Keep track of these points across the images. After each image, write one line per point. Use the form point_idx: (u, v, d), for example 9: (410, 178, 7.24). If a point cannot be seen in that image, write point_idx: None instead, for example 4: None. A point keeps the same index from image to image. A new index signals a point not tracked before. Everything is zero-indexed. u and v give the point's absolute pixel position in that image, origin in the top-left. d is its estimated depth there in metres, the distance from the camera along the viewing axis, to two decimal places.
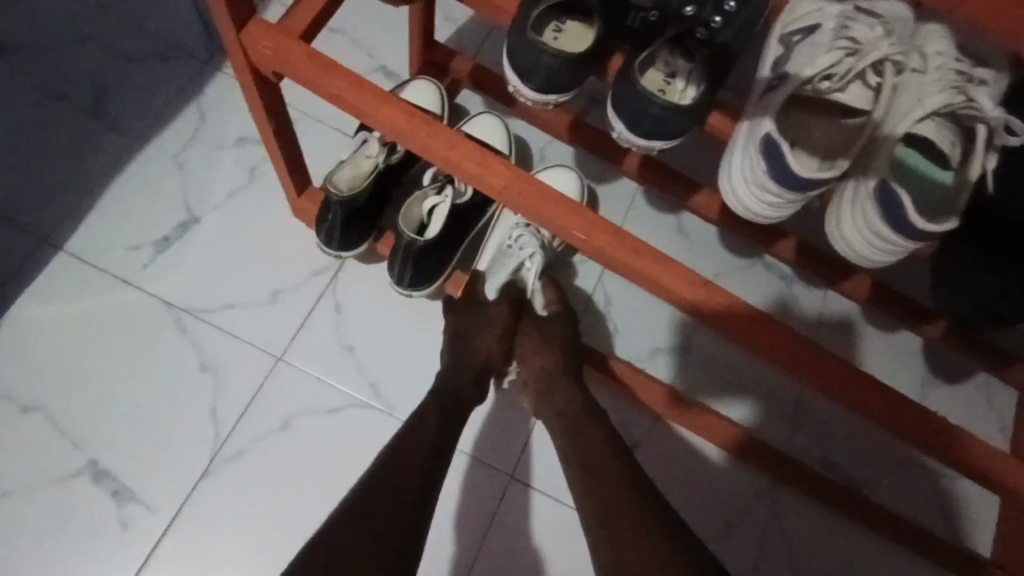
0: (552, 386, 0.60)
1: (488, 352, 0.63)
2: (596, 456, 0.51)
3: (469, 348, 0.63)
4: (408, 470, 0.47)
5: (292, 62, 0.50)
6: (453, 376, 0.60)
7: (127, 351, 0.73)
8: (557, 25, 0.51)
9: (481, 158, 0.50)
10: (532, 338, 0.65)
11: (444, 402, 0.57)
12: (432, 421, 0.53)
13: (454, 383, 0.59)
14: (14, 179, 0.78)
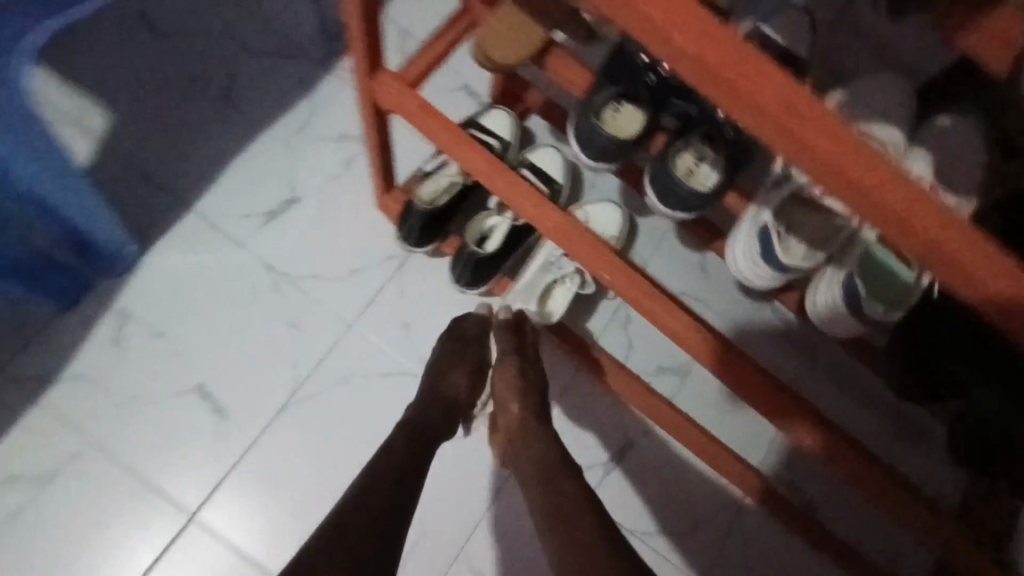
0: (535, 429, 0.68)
1: (457, 388, 0.76)
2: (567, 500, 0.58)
3: (441, 385, 0.76)
4: (383, 485, 0.60)
5: (406, 106, 0.65)
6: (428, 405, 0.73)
7: (234, 299, 0.90)
8: (616, 106, 0.63)
9: (540, 204, 0.65)
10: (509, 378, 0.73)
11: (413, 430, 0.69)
12: (400, 452, 0.65)
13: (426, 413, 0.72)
14: (157, 142, 0.94)
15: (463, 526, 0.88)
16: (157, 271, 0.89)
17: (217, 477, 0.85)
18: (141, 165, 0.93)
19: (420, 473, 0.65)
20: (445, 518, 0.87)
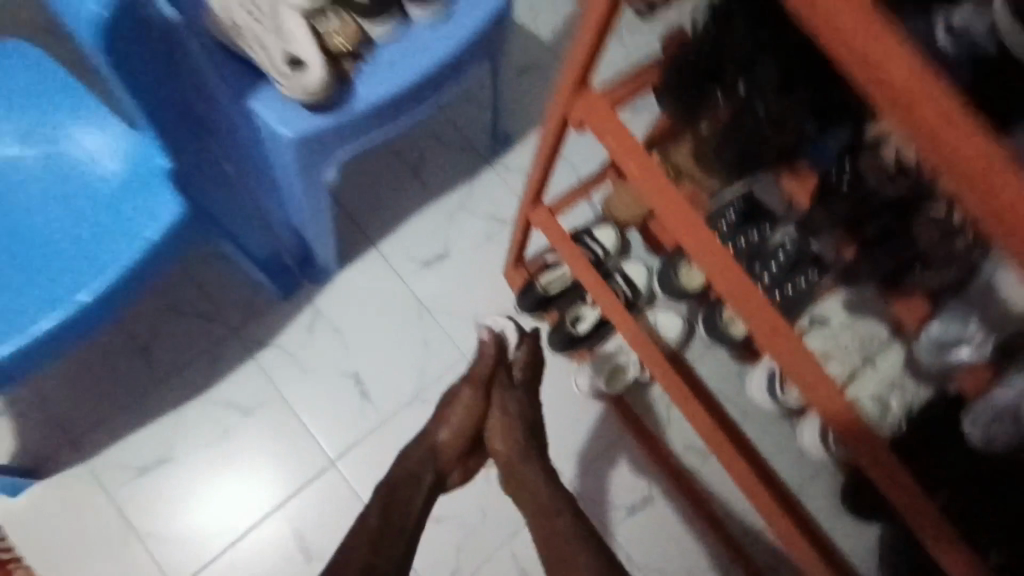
0: (523, 464, 0.94)
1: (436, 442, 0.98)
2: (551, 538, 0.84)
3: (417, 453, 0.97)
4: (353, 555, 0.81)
5: (551, 231, 0.99)
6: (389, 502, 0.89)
7: (392, 317, 1.23)
8: (685, 266, 0.96)
9: (623, 316, 0.99)
10: (494, 424, 0.99)
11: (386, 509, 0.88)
12: (371, 523, 0.85)
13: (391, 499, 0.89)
14: (360, 190, 1.28)
15: (509, 528, 1.15)
16: (341, 286, 1.23)
17: (348, 444, 1.16)
18: (346, 207, 1.27)
19: (392, 536, 0.85)
20: (497, 519, 1.15)
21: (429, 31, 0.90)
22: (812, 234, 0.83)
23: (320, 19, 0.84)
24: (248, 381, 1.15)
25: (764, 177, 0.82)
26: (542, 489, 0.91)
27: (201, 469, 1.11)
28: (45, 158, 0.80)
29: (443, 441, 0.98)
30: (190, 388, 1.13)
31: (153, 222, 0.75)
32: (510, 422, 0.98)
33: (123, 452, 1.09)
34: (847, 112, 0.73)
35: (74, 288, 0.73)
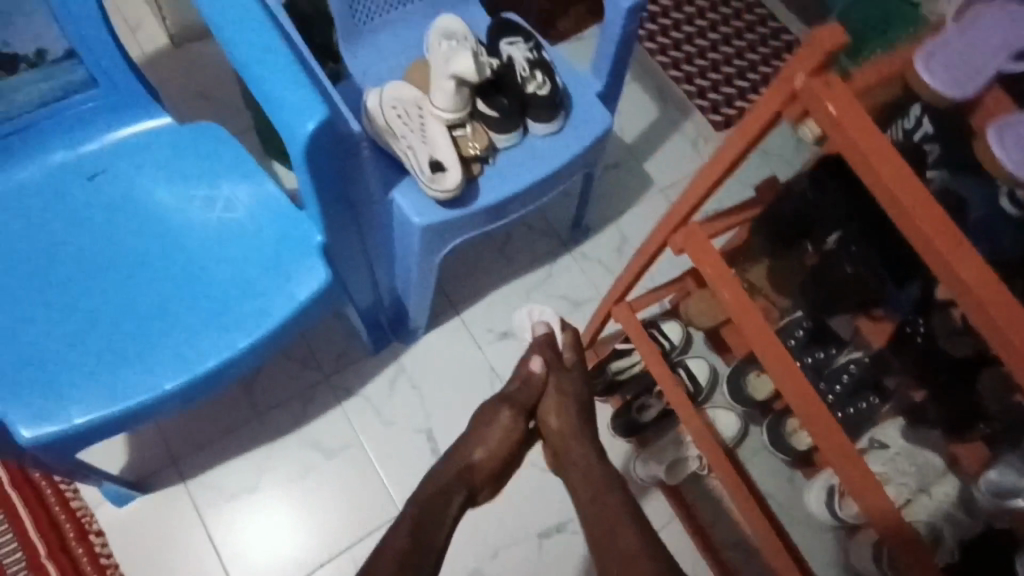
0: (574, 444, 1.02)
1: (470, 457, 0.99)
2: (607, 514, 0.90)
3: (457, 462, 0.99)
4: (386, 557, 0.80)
5: (630, 328, 1.07)
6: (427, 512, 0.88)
7: (467, 382, 1.30)
8: (754, 374, 1.04)
9: (692, 414, 1.04)
10: (550, 403, 1.06)
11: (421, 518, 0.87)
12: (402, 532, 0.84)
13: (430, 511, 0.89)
14: (451, 261, 1.41)
15: None
16: (425, 348, 1.32)
17: None
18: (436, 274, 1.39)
19: (424, 545, 0.83)
20: None
21: (544, 147, 1.04)
22: (885, 372, 0.93)
23: (458, 132, 0.99)
24: (332, 425, 1.25)
25: (841, 314, 0.93)
26: (594, 464, 0.98)
27: (276, 512, 1.19)
28: (209, 216, 0.92)
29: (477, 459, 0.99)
30: (282, 427, 1.24)
31: (299, 281, 0.89)
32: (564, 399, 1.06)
33: (214, 481, 1.19)
34: (919, 273, 0.82)
35: (227, 333, 0.86)
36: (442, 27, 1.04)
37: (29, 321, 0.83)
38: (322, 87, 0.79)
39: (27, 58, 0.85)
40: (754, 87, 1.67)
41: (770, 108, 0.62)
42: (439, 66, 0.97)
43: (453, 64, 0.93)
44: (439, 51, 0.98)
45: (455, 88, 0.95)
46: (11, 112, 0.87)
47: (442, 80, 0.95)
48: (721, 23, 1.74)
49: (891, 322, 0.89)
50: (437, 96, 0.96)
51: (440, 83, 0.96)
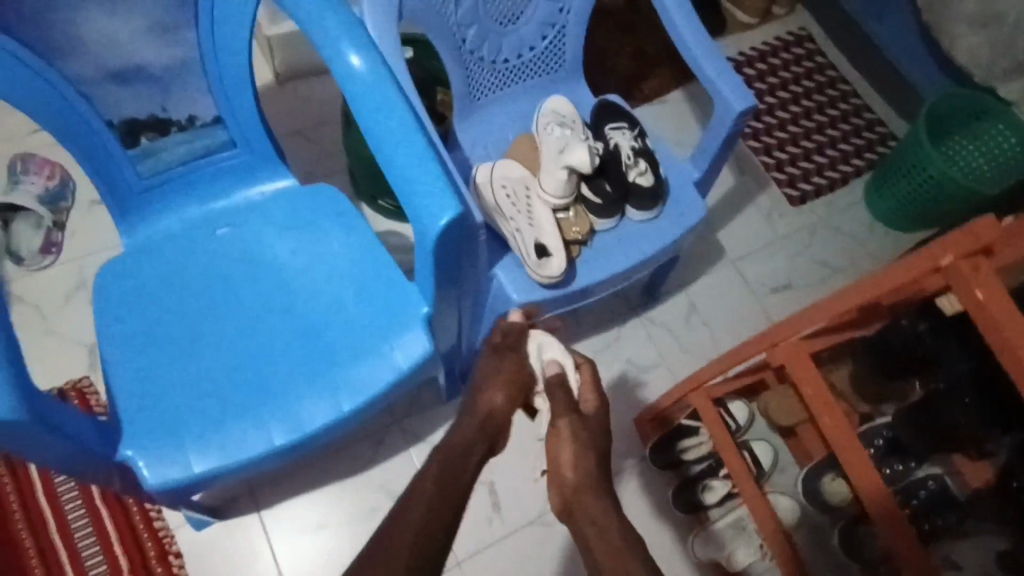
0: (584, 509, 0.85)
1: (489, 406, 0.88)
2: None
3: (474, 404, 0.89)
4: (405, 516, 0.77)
5: (707, 414, 1.13)
6: (446, 465, 0.83)
7: (530, 438, 1.34)
8: (833, 476, 1.07)
9: (761, 505, 1.06)
10: (563, 453, 0.89)
11: (441, 478, 0.82)
12: (424, 492, 0.80)
13: (456, 468, 0.84)
14: None
15: None
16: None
17: (473, 547, 1.25)
18: None
19: (445, 499, 0.80)
20: None
21: (640, 231, 1.07)
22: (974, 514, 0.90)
23: (562, 215, 1.04)
24: (399, 470, 1.29)
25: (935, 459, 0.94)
26: (613, 526, 0.83)
27: (339, 552, 1.23)
28: (320, 275, 0.97)
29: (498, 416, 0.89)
30: (353, 469, 1.28)
31: (398, 343, 0.93)
32: (583, 447, 0.88)
33: (285, 516, 1.24)
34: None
35: (331, 390, 0.90)
36: (551, 106, 1.08)
37: (157, 368, 0.89)
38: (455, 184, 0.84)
39: (179, 121, 0.91)
40: (833, 165, 1.70)
41: (916, 270, 0.73)
42: (550, 156, 1.02)
43: (568, 156, 0.99)
44: (551, 139, 1.03)
45: (567, 179, 1.00)
46: (157, 169, 0.93)
47: (554, 171, 1.01)
48: (802, 96, 1.78)
49: (990, 469, 0.91)
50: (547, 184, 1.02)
51: (551, 172, 1.01)
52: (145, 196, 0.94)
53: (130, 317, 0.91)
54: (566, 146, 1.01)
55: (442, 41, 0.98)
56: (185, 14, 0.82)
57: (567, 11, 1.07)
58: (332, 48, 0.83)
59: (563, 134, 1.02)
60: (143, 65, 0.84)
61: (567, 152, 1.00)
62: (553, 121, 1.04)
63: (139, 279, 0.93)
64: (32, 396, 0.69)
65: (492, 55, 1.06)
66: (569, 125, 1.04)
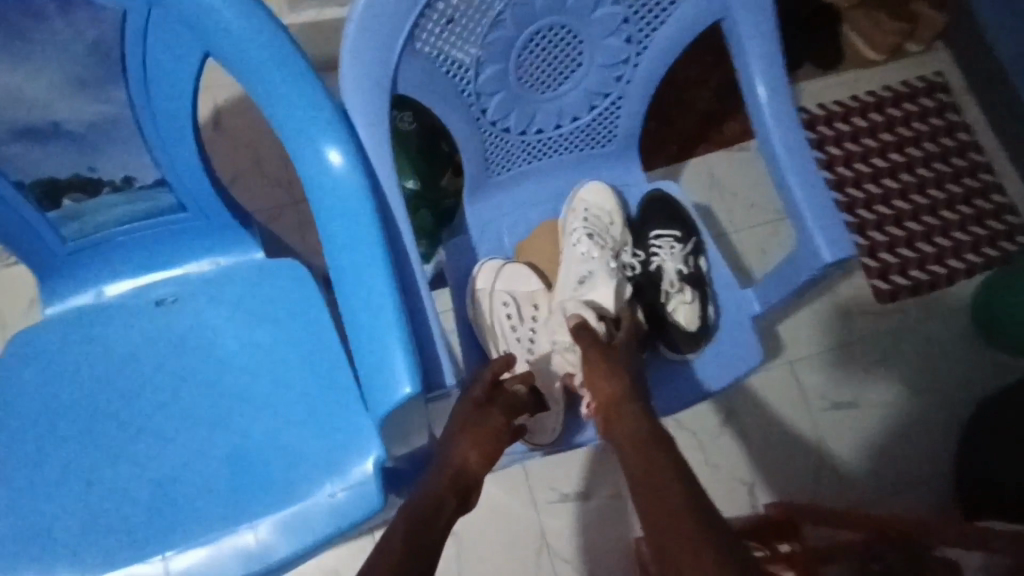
0: (619, 416, 0.67)
1: (465, 457, 0.64)
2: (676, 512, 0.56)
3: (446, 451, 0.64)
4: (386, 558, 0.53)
5: None
6: (426, 512, 0.58)
7: (511, 546, 1.17)
8: None
9: None
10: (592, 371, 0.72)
11: (412, 521, 0.57)
12: (394, 539, 0.55)
13: (435, 509, 0.59)
14: None
15: None
16: (479, 499, 1.18)
17: None
18: None
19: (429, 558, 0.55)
20: None
21: (667, 375, 0.85)
22: None
23: None
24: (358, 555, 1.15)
25: None
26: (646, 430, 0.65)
27: None
28: (263, 379, 0.79)
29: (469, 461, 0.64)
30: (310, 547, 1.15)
31: (339, 481, 0.73)
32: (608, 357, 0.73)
33: None
34: None
35: (245, 530, 0.72)
36: (587, 202, 0.86)
37: (48, 467, 0.73)
38: (426, 336, 0.68)
39: (111, 182, 0.73)
40: (940, 257, 1.39)
41: None
42: (570, 279, 0.83)
43: (590, 292, 0.82)
44: (575, 256, 0.84)
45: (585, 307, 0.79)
46: (86, 231, 0.77)
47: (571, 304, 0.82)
48: (920, 162, 1.45)
49: None
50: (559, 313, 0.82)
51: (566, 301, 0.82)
52: (74, 258, 0.79)
53: (32, 402, 0.76)
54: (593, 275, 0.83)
55: (453, 118, 0.76)
56: (111, 67, 0.64)
57: (627, 79, 0.81)
58: (300, 144, 0.64)
59: (591, 257, 0.84)
60: (58, 122, 0.66)
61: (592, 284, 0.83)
62: (584, 234, 0.83)
63: (49, 359, 0.77)
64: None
65: (520, 129, 0.81)
66: (602, 243, 0.84)
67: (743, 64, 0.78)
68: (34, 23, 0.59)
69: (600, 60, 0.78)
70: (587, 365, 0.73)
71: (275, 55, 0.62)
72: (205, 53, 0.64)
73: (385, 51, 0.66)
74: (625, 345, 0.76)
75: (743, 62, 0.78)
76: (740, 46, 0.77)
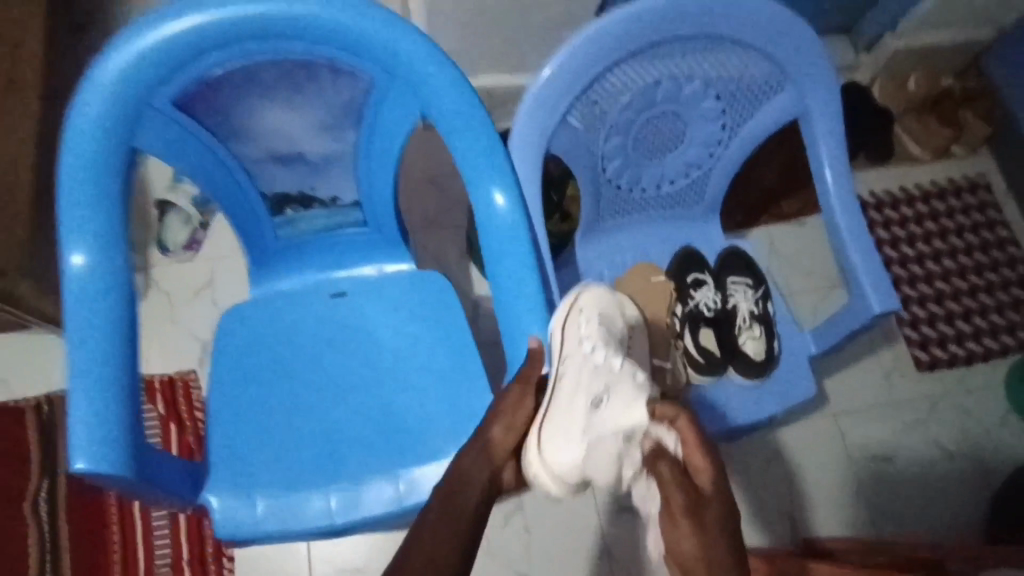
0: None
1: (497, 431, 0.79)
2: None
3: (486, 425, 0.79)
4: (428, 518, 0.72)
5: None
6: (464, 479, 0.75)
7: (575, 545, 1.32)
8: None
9: None
10: (692, 527, 0.71)
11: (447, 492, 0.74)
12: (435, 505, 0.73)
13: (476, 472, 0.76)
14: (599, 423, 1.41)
15: None
16: (549, 500, 1.34)
17: None
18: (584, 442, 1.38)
19: (467, 514, 0.72)
20: None
21: (738, 395, 1.03)
22: None
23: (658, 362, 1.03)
24: None
25: None
26: None
27: None
28: (411, 363, 1.00)
29: (497, 442, 0.79)
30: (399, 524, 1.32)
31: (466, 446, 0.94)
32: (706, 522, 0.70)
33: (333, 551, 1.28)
34: None
35: (390, 478, 0.93)
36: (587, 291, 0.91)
37: (249, 411, 0.96)
38: None
39: (322, 198, 0.97)
40: (977, 336, 1.54)
41: None
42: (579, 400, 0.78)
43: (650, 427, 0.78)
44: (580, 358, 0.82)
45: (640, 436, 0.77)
46: (292, 234, 1.00)
47: (574, 436, 0.76)
48: (961, 251, 1.63)
49: None
50: (557, 441, 0.76)
51: (568, 432, 0.76)
52: (278, 254, 1.03)
53: (239, 361, 0.99)
54: (607, 394, 0.78)
55: (583, 174, 0.98)
56: (350, 119, 0.88)
57: (717, 155, 1.03)
58: (477, 184, 0.85)
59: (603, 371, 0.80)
60: (302, 153, 0.90)
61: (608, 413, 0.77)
62: (594, 337, 0.82)
63: (250, 329, 1.01)
64: (127, 448, 0.74)
65: (629, 185, 1.03)
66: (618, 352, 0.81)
67: (815, 154, 0.99)
68: (311, 84, 0.83)
69: (699, 141, 1.00)
70: (686, 528, 0.71)
71: (472, 120, 0.83)
72: (419, 114, 0.85)
73: (547, 121, 0.89)
74: (719, 501, 0.73)
75: (814, 151, 0.99)
76: (814, 140, 0.99)
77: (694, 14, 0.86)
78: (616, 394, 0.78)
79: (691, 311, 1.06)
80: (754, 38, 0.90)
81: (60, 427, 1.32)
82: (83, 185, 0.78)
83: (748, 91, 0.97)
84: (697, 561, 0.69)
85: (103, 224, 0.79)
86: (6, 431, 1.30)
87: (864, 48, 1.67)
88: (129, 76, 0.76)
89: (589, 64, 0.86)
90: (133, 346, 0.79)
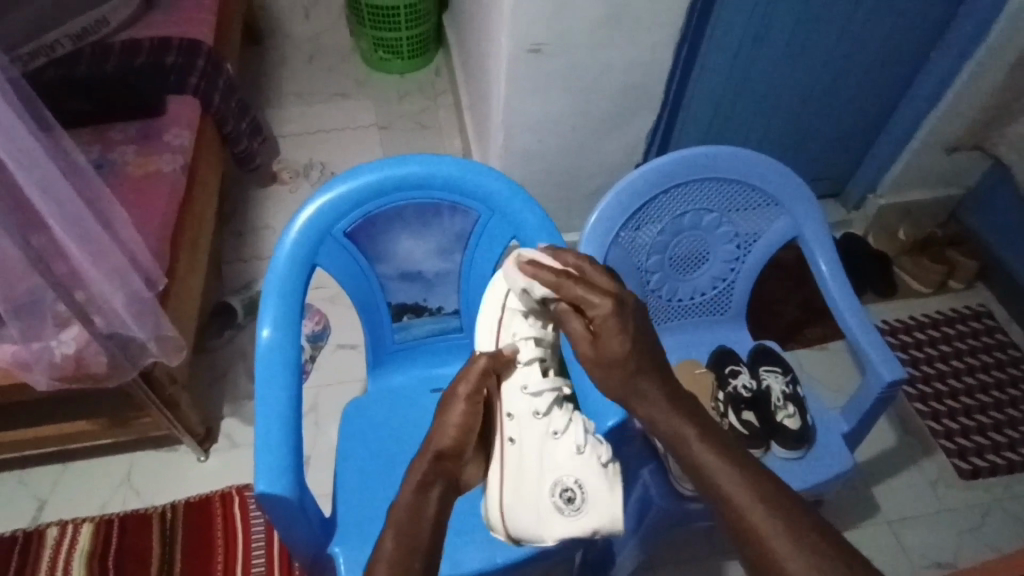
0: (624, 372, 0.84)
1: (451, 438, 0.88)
2: (661, 419, 0.84)
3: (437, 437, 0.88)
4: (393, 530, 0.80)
5: None
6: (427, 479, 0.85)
7: None
8: None
9: None
10: (606, 323, 0.84)
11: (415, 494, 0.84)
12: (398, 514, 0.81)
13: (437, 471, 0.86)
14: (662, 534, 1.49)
15: None
16: None
17: None
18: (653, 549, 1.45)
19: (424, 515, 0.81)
20: None
21: (785, 466, 1.19)
22: None
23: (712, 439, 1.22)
24: None
25: None
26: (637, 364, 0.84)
27: None
28: None
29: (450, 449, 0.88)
30: None
31: None
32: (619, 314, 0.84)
33: None
34: None
35: (483, 543, 1.12)
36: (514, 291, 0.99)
37: (367, 481, 1.16)
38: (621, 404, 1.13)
39: (431, 309, 1.27)
40: (1011, 446, 1.65)
41: None
42: (550, 491, 0.90)
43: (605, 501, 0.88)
44: (546, 438, 0.93)
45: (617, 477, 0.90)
46: (405, 338, 1.29)
47: (538, 499, 0.90)
48: (979, 369, 1.79)
49: None
50: (530, 524, 0.89)
51: (532, 495, 0.90)
52: (393, 356, 1.30)
53: (358, 442, 1.21)
54: (578, 487, 0.89)
55: (632, 284, 1.26)
56: (460, 244, 1.20)
57: (738, 270, 1.32)
58: None
59: (571, 457, 0.92)
60: (422, 271, 1.22)
61: (581, 514, 0.88)
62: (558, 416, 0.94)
63: (367, 417, 1.24)
64: (294, 474, 0.96)
65: (670, 295, 1.32)
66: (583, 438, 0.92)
67: (815, 262, 1.25)
68: (436, 219, 1.17)
69: (720, 258, 1.30)
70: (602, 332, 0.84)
71: (551, 236, 1.13)
72: (511, 237, 1.17)
73: (603, 242, 1.19)
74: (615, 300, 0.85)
75: (814, 260, 1.25)
76: (812, 252, 1.26)
77: (708, 166, 1.21)
78: (585, 485, 0.89)
79: (731, 394, 1.25)
80: (755, 181, 1.23)
81: (178, 528, 1.50)
82: (278, 283, 1.07)
83: (755, 220, 1.27)
84: (599, 346, 0.85)
85: (288, 309, 1.06)
86: (134, 537, 1.47)
87: (853, 207, 2.02)
88: (322, 209, 1.09)
89: (631, 201, 1.19)
90: (297, 415, 1.01)
